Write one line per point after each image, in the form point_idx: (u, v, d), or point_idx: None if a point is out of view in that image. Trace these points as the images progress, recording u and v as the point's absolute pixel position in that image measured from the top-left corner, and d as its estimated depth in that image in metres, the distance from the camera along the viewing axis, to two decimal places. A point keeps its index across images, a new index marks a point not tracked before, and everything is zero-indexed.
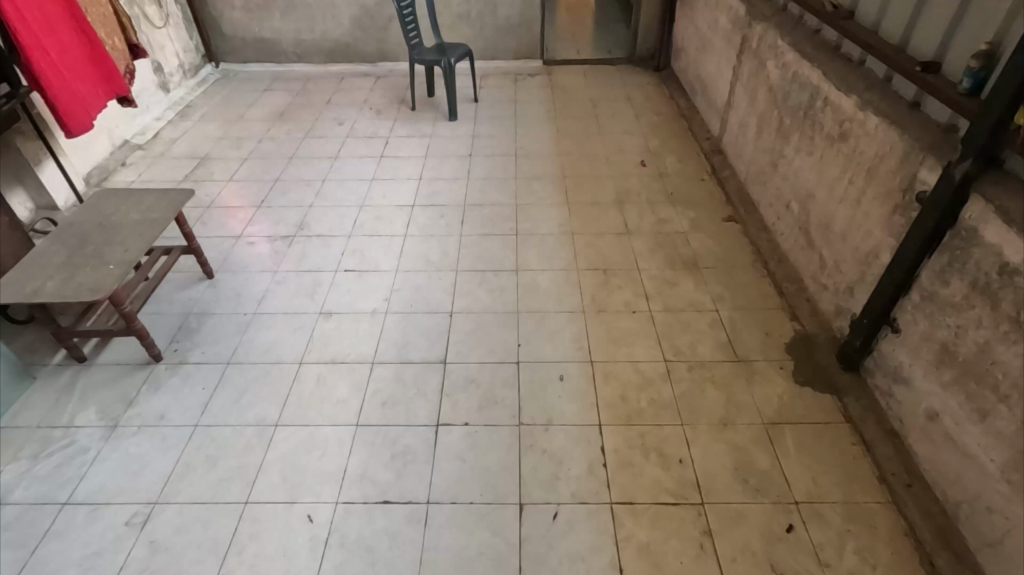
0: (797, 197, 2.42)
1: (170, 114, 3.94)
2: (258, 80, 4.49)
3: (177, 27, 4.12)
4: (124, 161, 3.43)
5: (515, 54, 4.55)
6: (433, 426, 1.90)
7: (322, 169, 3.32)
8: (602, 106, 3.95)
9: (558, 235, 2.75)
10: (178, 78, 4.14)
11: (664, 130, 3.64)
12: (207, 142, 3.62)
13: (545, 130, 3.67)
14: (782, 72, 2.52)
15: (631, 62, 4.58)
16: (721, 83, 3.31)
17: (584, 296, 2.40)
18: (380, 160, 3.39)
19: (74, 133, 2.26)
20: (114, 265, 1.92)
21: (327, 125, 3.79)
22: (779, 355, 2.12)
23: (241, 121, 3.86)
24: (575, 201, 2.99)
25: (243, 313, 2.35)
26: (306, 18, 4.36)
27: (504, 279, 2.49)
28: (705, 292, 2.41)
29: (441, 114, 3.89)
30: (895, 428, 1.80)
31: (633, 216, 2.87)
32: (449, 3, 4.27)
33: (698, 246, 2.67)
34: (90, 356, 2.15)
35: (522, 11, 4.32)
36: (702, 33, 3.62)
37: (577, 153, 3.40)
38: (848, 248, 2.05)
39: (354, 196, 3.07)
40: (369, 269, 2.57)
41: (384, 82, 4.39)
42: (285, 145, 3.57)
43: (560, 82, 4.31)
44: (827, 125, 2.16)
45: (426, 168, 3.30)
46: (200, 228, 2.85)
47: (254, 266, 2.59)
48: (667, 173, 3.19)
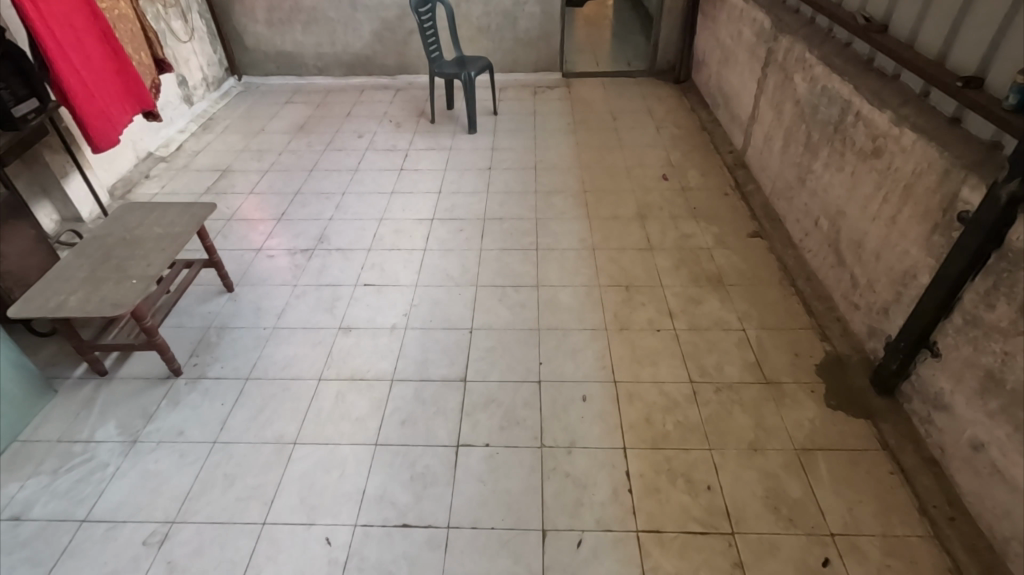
0: (826, 213, 2.36)
1: (193, 126, 3.98)
2: (279, 92, 4.53)
3: (201, 42, 4.18)
4: (148, 173, 3.47)
5: (534, 67, 4.54)
6: (453, 447, 1.86)
7: (341, 181, 3.33)
8: (623, 118, 3.92)
9: (579, 250, 2.71)
10: (202, 91, 4.19)
11: (686, 143, 3.59)
12: (229, 155, 3.65)
13: (564, 143, 3.64)
14: (811, 86, 2.47)
15: (651, 74, 4.55)
16: (744, 96, 3.26)
17: (606, 313, 2.36)
18: (399, 173, 3.39)
19: (101, 149, 2.29)
20: (136, 280, 1.92)
21: (347, 138, 3.80)
22: (810, 376, 2.05)
23: (262, 134, 3.89)
24: (596, 216, 2.95)
25: (262, 327, 2.34)
26: (327, 32, 4.40)
27: (524, 295, 2.46)
28: (731, 310, 2.35)
29: (461, 127, 3.89)
30: (936, 457, 1.72)
31: (655, 231, 2.82)
32: (469, 17, 4.28)
33: (723, 262, 2.61)
34: (111, 370, 2.15)
35: (542, 24, 4.32)
36: (725, 45, 3.58)
37: (597, 167, 3.36)
38: (882, 267, 1.98)
39: (374, 209, 3.07)
40: (389, 283, 2.55)
41: (403, 94, 4.41)
42: (306, 158, 3.58)
43: (579, 95, 4.29)
44: (860, 140, 2.10)
45: (446, 182, 3.29)
46: (222, 241, 2.86)
47: (274, 279, 2.59)
48: (689, 188, 3.14)
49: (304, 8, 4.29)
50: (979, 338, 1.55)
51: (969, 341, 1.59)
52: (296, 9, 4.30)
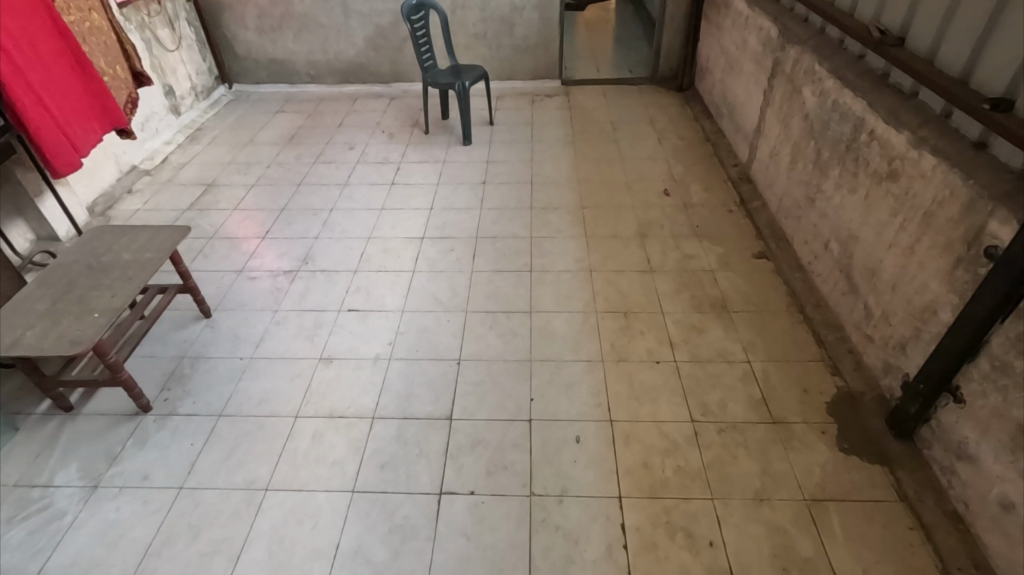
0: (837, 237, 2.22)
1: (180, 137, 3.87)
2: (271, 101, 4.42)
3: (190, 50, 4.07)
4: (130, 187, 3.35)
5: (533, 74, 4.41)
6: (435, 495, 1.73)
7: (330, 197, 3.20)
8: (623, 129, 3.78)
9: (575, 273, 2.58)
10: (190, 100, 4.07)
11: (689, 155, 3.45)
12: (216, 168, 3.53)
13: (562, 156, 3.51)
14: (820, 101, 2.33)
15: (653, 82, 4.41)
16: (749, 107, 3.12)
17: (603, 342, 2.22)
18: (390, 188, 3.26)
19: (59, 173, 2.14)
20: (99, 313, 1.80)
21: (338, 150, 3.68)
22: (820, 416, 1.91)
23: (251, 145, 3.77)
24: (594, 234, 2.81)
25: (239, 357, 2.22)
26: (320, 39, 4.28)
27: (517, 322, 2.33)
28: (736, 340, 2.21)
29: (455, 138, 3.76)
30: (959, 511, 1.58)
31: (656, 251, 2.68)
32: (465, 23, 4.16)
33: (727, 286, 2.47)
34: (77, 406, 2.03)
35: (540, 31, 4.19)
36: (729, 54, 3.44)
37: (596, 181, 3.23)
38: (898, 299, 1.84)
39: (362, 227, 2.94)
40: (374, 309, 2.42)
41: (397, 103, 4.29)
42: (294, 171, 3.46)
43: (579, 104, 4.16)
44: (875, 161, 1.96)
45: (438, 197, 3.16)
46: (202, 262, 2.74)
47: (254, 304, 2.47)
48: (692, 204, 3.00)
49: (295, 15, 4.17)
50: (1009, 388, 1.41)
51: (998, 390, 1.44)
52: (287, 16, 4.18)
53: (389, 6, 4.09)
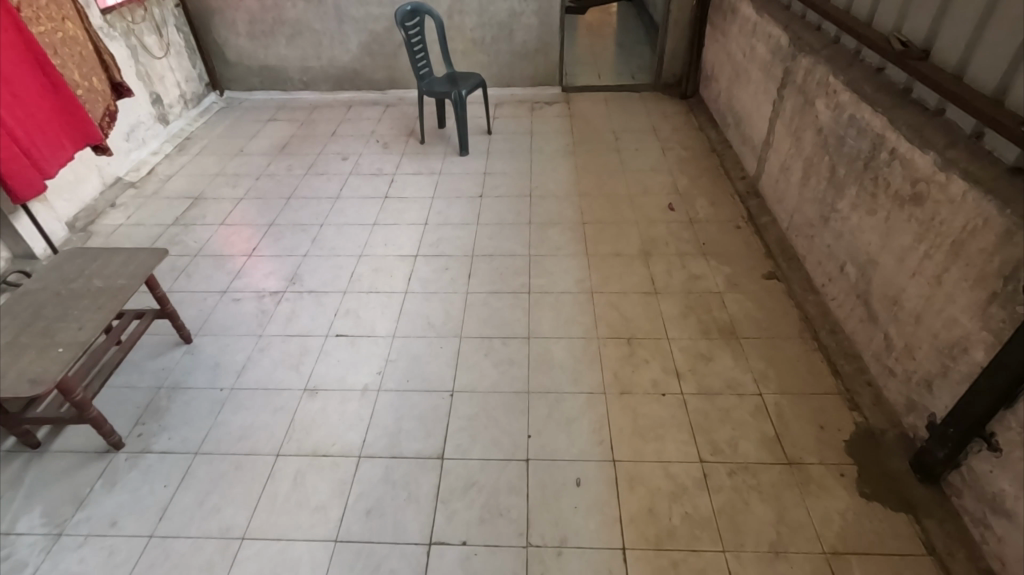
0: (854, 260, 2.09)
1: (167, 147, 3.75)
2: (263, 109, 4.29)
3: (179, 56, 3.95)
4: (114, 201, 3.22)
5: (532, 81, 4.29)
6: (424, 545, 1.60)
7: (321, 211, 3.08)
8: (625, 138, 3.66)
9: (576, 294, 2.45)
10: (179, 108, 3.95)
11: (694, 167, 3.32)
12: (203, 180, 3.41)
13: (563, 168, 3.38)
14: (836, 114, 2.20)
15: (656, 89, 4.28)
16: (758, 117, 3.00)
17: (605, 372, 2.09)
18: (383, 202, 3.14)
19: (20, 197, 2.00)
20: (63, 348, 1.68)
21: (330, 160, 3.56)
22: (839, 457, 1.78)
23: (240, 156, 3.65)
24: (595, 253, 2.68)
25: (219, 388, 2.09)
26: (313, 45, 4.16)
27: (514, 349, 2.20)
28: (746, 370, 2.08)
29: (452, 148, 3.64)
30: (994, 569, 1.45)
31: (661, 271, 2.55)
32: (462, 28, 4.03)
33: (735, 309, 2.34)
34: (45, 442, 1.90)
35: (540, 37, 4.06)
36: (736, 61, 3.31)
37: (598, 194, 3.10)
38: (923, 332, 1.71)
39: (353, 243, 2.82)
40: (363, 334, 2.29)
41: (393, 111, 4.16)
42: (284, 183, 3.34)
43: (580, 111, 4.04)
44: (896, 182, 1.83)
45: (433, 212, 3.03)
46: (185, 282, 2.61)
47: (238, 328, 2.35)
48: (698, 220, 2.87)
49: (287, 20, 4.05)
50: None
51: None
52: (279, 22, 4.06)
53: (384, 11, 3.97)
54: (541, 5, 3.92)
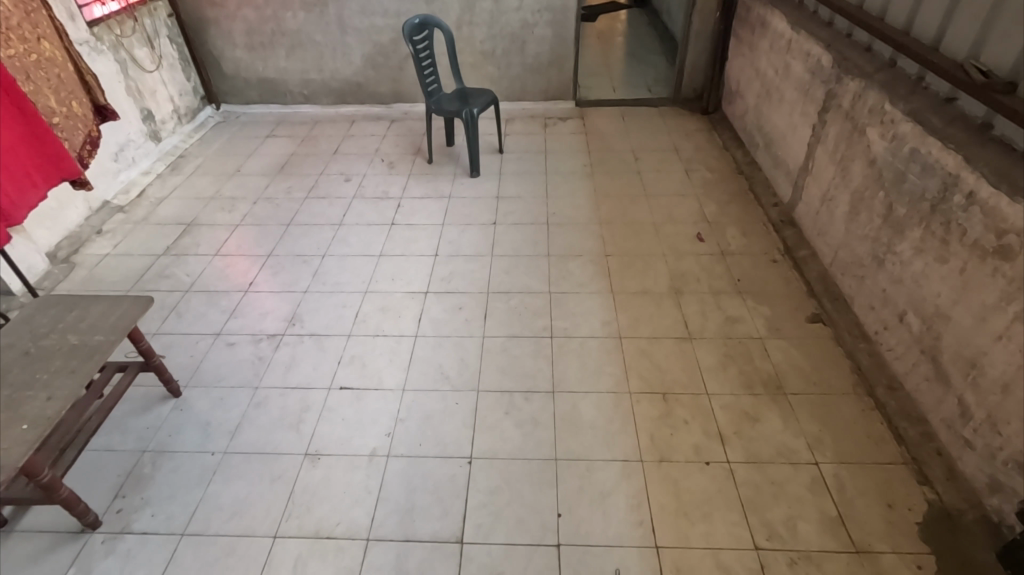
0: (917, 310, 1.88)
1: (159, 166, 3.53)
2: (261, 124, 4.08)
3: (172, 69, 3.73)
4: (101, 227, 3.00)
5: (545, 95, 4.08)
6: None
7: (323, 240, 2.86)
8: (645, 158, 3.45)
9: (603, 339, 2.24)
10: (172, 124, 3.73)
11: (721, 192, 3.11)
12: (197, 203, 3.19)
13: (581, 191, 3.16)
14: (893, 147, 2.00)
15: (675, 103, 4.08)
16: (793, 140, 2.79)
17: (640, 435, 1.88)
18: (390, 230, 2.92)
19: None
20: (28, 425, 1.46)
21: (333, 182, 3.34)
22: (913, 544, 1.57)
23: (237, 176, 3.43)
24: (621, 290, 2.47)
25: (210, 451, 1.87)
26: (314, 57, 3.95)
27: (538, 405, 1.98)
28: (798, 434, 1.86)
29: (462, 168, 3.42)
30: None
31: (694, 313, 2.34)
32: (472, 40, 3.82)
33: (780, 358, 2.13)
34: (11, 521, 1.69)
35: (553, 49, 3.85)
36: (766, 78, 3.10)
37: (621, 223, 2.89)
38: (1011, 405, 1.50)
39: (358, 277, 2.60)
40: (371, 387, 2.08)
41: (398, 127, 3.95)
42: (284, 208, 3.12)
43: (596, 128, 3.83)
44: (974, 230, 1.62)
45: (444, 241, 2.81)
46: (175, 322, 2.39)
47: (232, 379, 2.13)
48: (730, 252, 2.66)
49: (287, 31, 3.83)
50: None
51: None
52: (279, 32, 3.85)
53: (390, 21, 3.75)
54: (555, 17, 3.71)
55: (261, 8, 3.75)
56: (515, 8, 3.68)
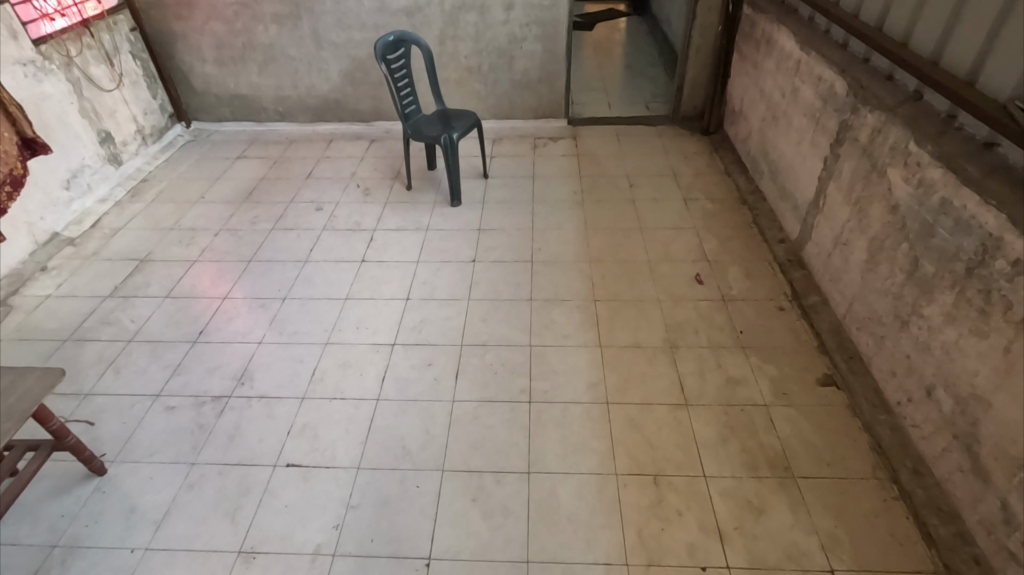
0: (949, 387, 1.62)
1: (119, 192, 3.29)
2: (233, 144, 3.83)
3: (135, 87, 3.49)
4: (46, 264, 2.76)
5: (535, 113, 3.82)
6: None
7: (285, 279, 2.62)
8: (641, 185, 3.19)
9: (588, 405, 1.98)
10: (135, 145, 3.49)
11: (723, 224, 2.86)
12: (154, 235, 2.95)
13: (570, 224, 2.90)
14: (919, 194, 1.74)
15: (674, 122, 3.82)
16: (802, 172, 2.53)
17: (627, 531, 1.62)
18: (359, 267, 2.67)
19: None
20: None
21: (302, 211, 3.09)
22: None
23: (201, 204, 3.19)
24: (610, 344, 2.21)
25: (129, 548, 1.63)
26: (289, 73, 3.70)
27: (510, 490, 1.73)
28: (810, 531, 1.60)
29: (443, 195, 3.17)
30: None
31: (691, 373, 2.09)
32: (456, 55, 3.57)
33: (788, 432, 1.87)
34: None
35: (543, 65, 3.60)
36: (772, 101, 2.85)
37: (612, 261, 2.64)
38: None
39: (319, 325, 2.36)
40: (321, 464, 1.83)
41: (378, 148, 3.70)
42: (247, 242, 2.87)
43: (588, 150, 3.57)
44: (1022, 306, 1.37)
45: (417, 282, 2.56)
46: (111, 380, 2.15)
47: (166, 452, 1.88)
48: (732, 298, 2.40)
49: (259, 45, 3.59)
50: None
51: None
52: (250, 47, 3.60)
53: (368, 35, 3.51)
54: (545, 31, 3.46)
55: (230, 21, 3.50)
56: (502, 22, 3.43)
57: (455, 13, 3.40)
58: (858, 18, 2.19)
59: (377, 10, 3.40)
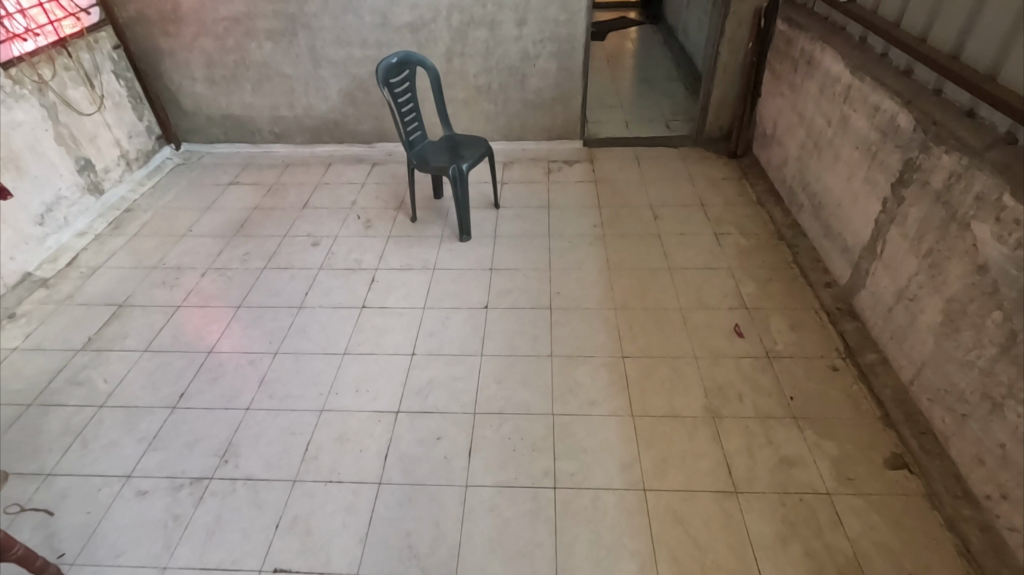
0: None
1: (99, 225, 3.04)
2: (225, 168, 3.58)
3: (118, 109, 3.24)
4: (15, 309, 2.52)
5: (548, 134, 3.56)
6: None
7: (278, 329, 2.36)
8: (666, 217, 2.93)
9: (622, 492, 1.72)
10: (118, 172, 3.23)
11: (759, 264, 2.59)
12: (135, 275, 2.69)
13: (590, 263, 2.64)
14: (1018, 256, 1.47)
15: (697, 143, 3.56)
16: (854, 211, 2.27)
17: None
18: (360, 314, 2.42)
19: None
20: None
21: (298, 246, 2.84)
22: None
23: (188, 237, 2.94)
24: (643, 414, 1.95)
25: None
26: (284, 92, 3.45)
27: None
28: None
29: (450, 228, 2.92)
30: None
31: (738, 451, 1.82)
32: (464, 74, 3.32)
33: (858, 530, 1.60)
34: None
35: (558, 84, 3.34)
36: (814, 127, 2.58)
37: (640, 309, 2.37)
38: None
39: (314, 387, 2.10)
40: (315, 569, 1.57)
41: (380, 173, 3.45)
42: (236, 283, 2.62)
43: (607, 175, 3.31)
44: None
45: (423, 333, 2.31)
46: (76, 457, 1.89)
47: (136, 552, 1.63)
48: (778, 355, 2.13)
49: (252, 63, 3.34)
50: None
51: None
52: (243, 65, 3.35)
53: (369, 53, 3.25)
54: (560, 47, 3.20)
55: (221, 38, 3.25)
56: (514, 38, 3.17)
57: (464, 29, 3.15)
58: (925, 43, 1.92)
59: (379, 25, 3.15)
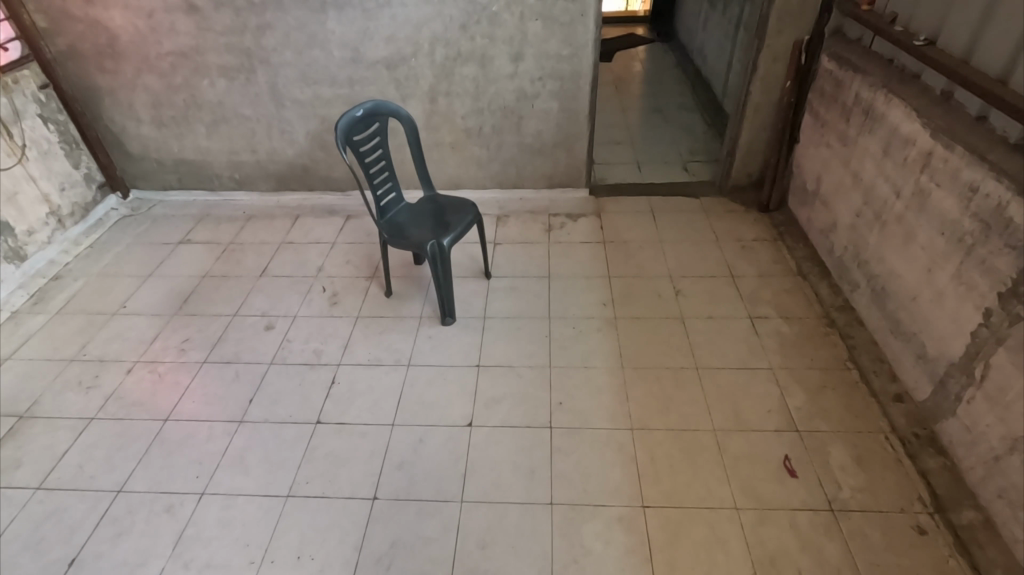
0: None
1: (19, 298, 2.59)
2: (177, 221, 3.11)
3: (47, 158, 2.78)
4: None
5: (550, 181, 3.08)
6: None
7: (209, 453, 1.89)
8: (690, 293, 2.44)
9: None
10: (47, 232, 2.78)
11: (808, 363, 2.10)
12: (47, 370, 2.23)
13: (600, 357, 2.17)
14: None
15: (722, 192, 3.08)
16: (936, 313, 1.78)
17: None
18: (313, 433, 1.94)
19: None
20: None
21: (248, 330, 2.37)
22: None
23: (119, 316, 2.47)
24: None
25: None
26: (244, 135, 2.98)
27: None
28: None
29: (431, 307, 2.44)
30: None
31: None
32: (450, 115, 2.85)
33: None
34: None
35: (561, 127, 2.87)
36: (875, 195, 2.09)
37: (663, 431, 1.89)
38: None
39: (244, 549, 1.62)
40: None
41: (354, 229, 2.97)
42: (166, 383, 2.15)
43: (618, 233, 2.83)
44: None
45: (390, 463, 1.83)
46: None
47: None
48: (845, 508, 1.65)
49: (205, 103, 2.87)
50: None
51: None
52: (195, 104, 2.88)
53: (339, 91, 2.78)
54: (563, 86, 2.72)
55: (167, 75, 2.79)
56: (508, 75, 2.69)
57: (449, 65, 2.67)
58: None
59: (350, 61, 2.67)
